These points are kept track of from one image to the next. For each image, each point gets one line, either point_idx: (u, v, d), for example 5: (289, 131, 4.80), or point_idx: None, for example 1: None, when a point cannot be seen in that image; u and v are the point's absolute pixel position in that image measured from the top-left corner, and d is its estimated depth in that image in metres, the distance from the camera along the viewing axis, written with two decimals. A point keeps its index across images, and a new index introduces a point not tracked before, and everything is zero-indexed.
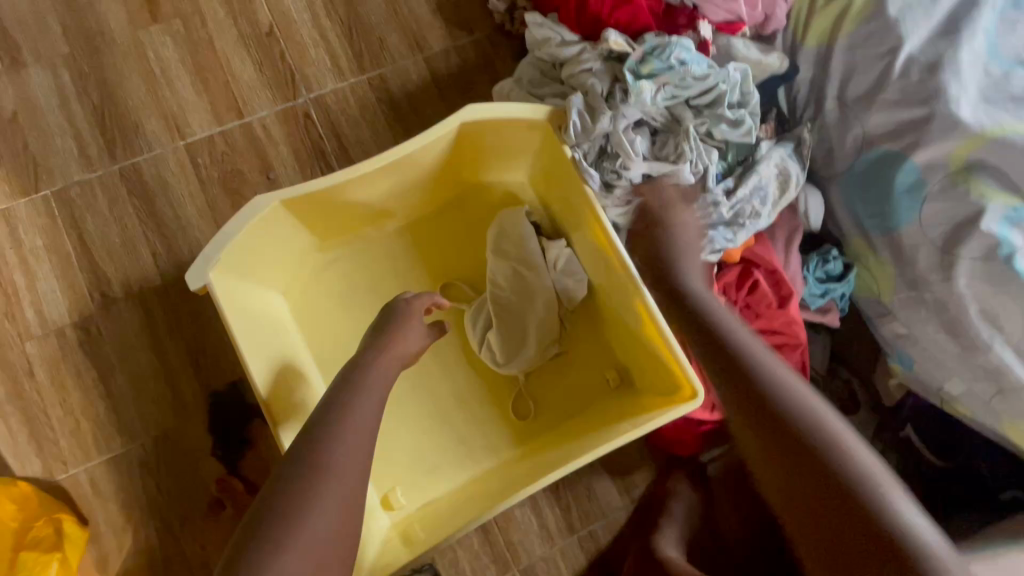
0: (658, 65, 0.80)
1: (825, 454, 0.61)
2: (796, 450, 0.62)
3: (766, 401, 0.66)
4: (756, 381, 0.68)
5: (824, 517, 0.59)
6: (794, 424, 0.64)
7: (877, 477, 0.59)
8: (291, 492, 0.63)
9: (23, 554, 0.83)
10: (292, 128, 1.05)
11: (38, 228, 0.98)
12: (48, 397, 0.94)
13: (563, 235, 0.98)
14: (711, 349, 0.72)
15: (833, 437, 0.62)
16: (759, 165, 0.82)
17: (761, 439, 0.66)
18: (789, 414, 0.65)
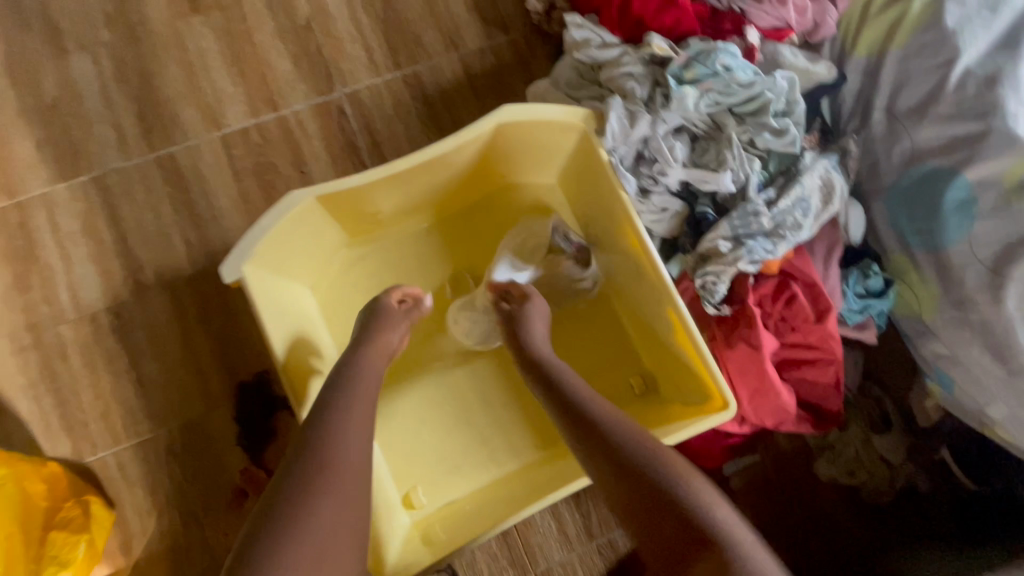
0: (702, 71, 0.79)
1: (687, 504, 0.58)
2: (664, 508, 0.59)
3: (632, 463, 0.63)
4: (620, 446, 0.65)
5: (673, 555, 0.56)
6: (654, 481, 0.61)
7: (732, 528, 0.56)
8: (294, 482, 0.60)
9: (53, 533, 0.84)
10: (326, 122, 1.05)
11: (75, 213, 1.00)
12: (80, 379, 0.95)
13: (591, 238, 0.96)
14: (590, 420, 0.69)
15: (697, 492, 0.59)
16: (803, 175, 0.79)
17: (621, 486, 0.62)
18: (652, 471, 0.62)
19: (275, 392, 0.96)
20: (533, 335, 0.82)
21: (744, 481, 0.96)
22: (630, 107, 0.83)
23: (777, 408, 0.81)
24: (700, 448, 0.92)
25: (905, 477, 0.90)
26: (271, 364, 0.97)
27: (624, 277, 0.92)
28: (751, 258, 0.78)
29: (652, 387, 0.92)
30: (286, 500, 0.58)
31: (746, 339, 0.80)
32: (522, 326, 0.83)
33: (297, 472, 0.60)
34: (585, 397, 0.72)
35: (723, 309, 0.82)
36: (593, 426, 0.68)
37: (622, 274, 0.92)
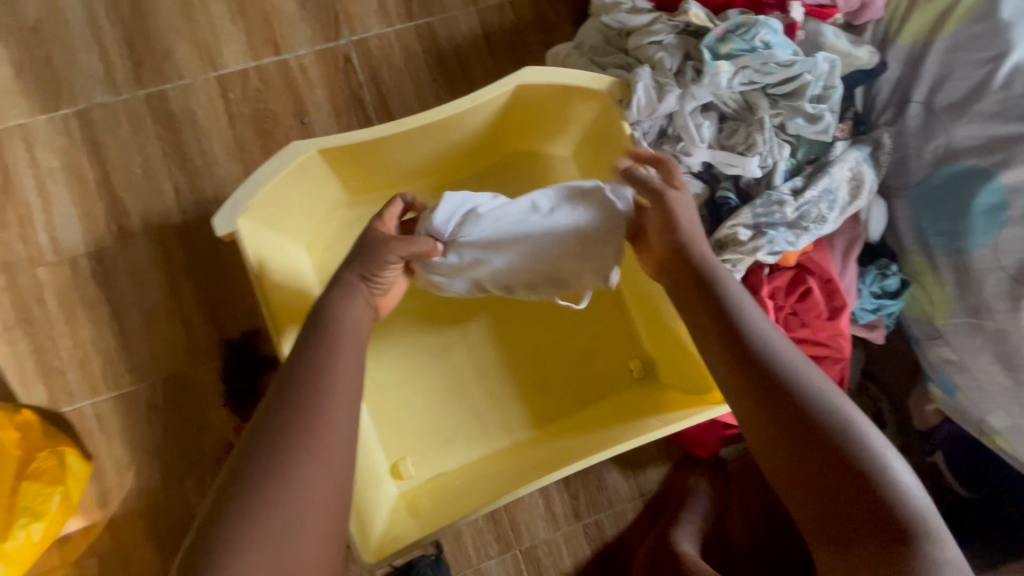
0: (739, 46, 0.73)
1: (833, 420, 0.54)
2: (800, 420, 0.55)
3: (766, 366, 0.59)
4: (762, 352, 0.60)
5: (805, 457, 0.53)
6: (793, 389, 0.57)
7: (884, 454, 0.53)
8: (276, 450, 0.53)
9: (25, 484, 0.81)
10: (331, 71, 0.99)
11: (56, 148, 0.93)
12: (58, 325, 0.90)
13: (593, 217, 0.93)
14: (724, 313, 0.64)
15: (847, 416, 0.55)
16: (832, 166, 0.76)
17: (757, 391, 0.58)
18: (787, 377, 0.58)
19: (265, 352, 0.92)
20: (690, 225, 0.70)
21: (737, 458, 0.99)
22: (659, 78, 0.78)
23: None
24: (697, 437, 0.94)
25: None
26: (262, 323, 0.93)
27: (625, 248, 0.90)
28: (771, 249, 0.74)
29: (651, 372, 0.95)
30: (262, 464, 0.52)
31: None
32: (682, 211, 0.71)
33: (279, 425, 0.55)
34: (724, 286, 0.66)
35: None
36: (730, 323, 0.63)
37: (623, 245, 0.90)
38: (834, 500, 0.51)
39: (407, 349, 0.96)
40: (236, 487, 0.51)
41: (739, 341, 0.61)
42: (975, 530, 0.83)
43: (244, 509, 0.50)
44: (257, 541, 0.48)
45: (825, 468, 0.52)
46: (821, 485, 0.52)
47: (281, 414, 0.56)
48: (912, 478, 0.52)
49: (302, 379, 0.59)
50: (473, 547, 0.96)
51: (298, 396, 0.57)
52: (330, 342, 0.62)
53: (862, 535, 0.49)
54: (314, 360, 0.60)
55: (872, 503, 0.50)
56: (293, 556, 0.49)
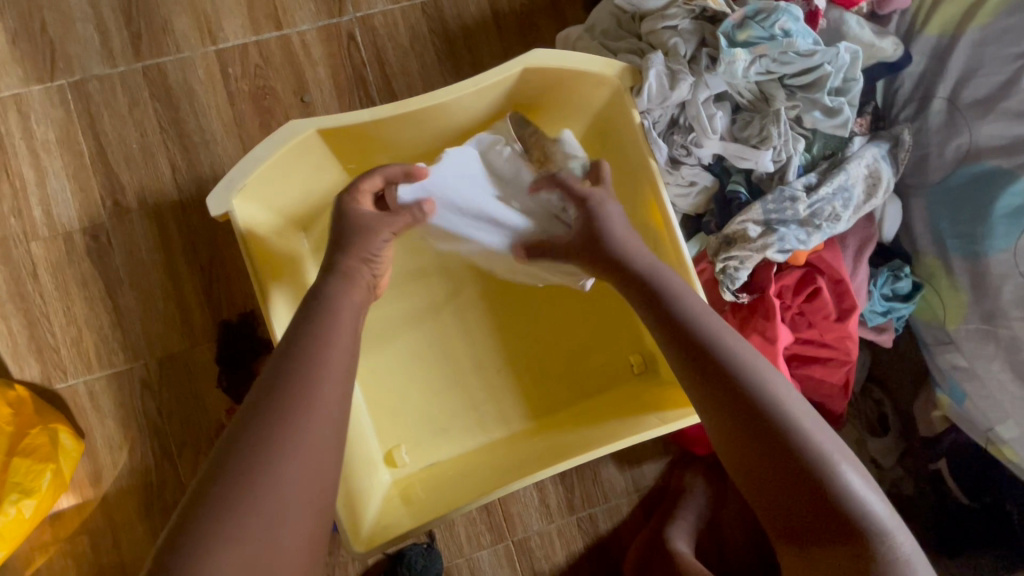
0: (758, 33, 0.70)
1: (782, 419, 0.53)
2: (751, 421, 0.54)
3: (716, 365, 0.57)
4: (709, 353, 0.58)
5: (756, 457, 0.53)
6: (743, 388, 0.55)
7: (834, 452, 0.52)
8: (259, 441, 0.51)
9: (16, 460, 0.81)
10: (334, 48, 0.96)
11: (51, 120, 0.91)
12: (52, 302, 0.89)
13: None
14: (670, 316, 0.62)
15: (796, 417, 0.53)
16: (848, 163, 0.73)
17: (706, 390, 0.57)
18: (737, 379, 0.56)
19: (260, 334, 0.91)
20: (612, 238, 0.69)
21: None
22: (673, 64, 0.75)
23: None
24: (696, 434, 0.93)
25: (891, 482, 0.90)
26: (258, 305, 0.92)
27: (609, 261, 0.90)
28: (781, 247, 0.72)
29: (651, 367, 0.91)
30: (244, 456, 0.50)
31: (761, 331, 0.76)
32: (594, 216, 0.70)
33: (265, 415, 0.53)
34: (668, 287, 0.64)
35: (740, 297, 0.77)
36: (676, 325, 0.61)
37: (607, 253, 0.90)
38: (785, 500, 0.51)
39: (404, 337, 0.94)
40: (217, 479, 0.49)
41: (688, 337, 0.59)
42: (975, 539, 0.81)
43: (223, 504, 0.48)
44: (236, 539, 0.47)
45: (777, 470, 0.52)
46: (776, 488, 0.52)
47: (267, 401, 0.54)
48: (861, 474, 0.51)
49: (293, 364, 0.56)
50: (465, 537, 0.96)
51: (288, 385, 0.55)
52: (328, 330, 0.60)
53: (814, 535, 0.49)
54: (308, 345, 0.58)
55: (822, 505, 0.50)
56: (275, 552, 0.48)
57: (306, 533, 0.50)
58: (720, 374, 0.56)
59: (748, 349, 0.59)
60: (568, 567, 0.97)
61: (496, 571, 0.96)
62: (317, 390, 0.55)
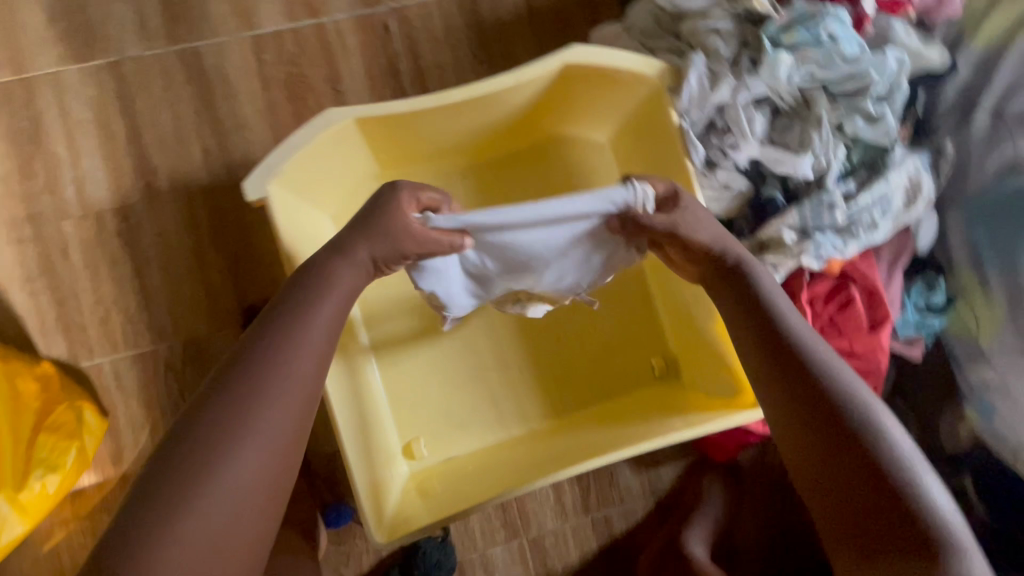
0: (804, 37, 0.70)
1: (866, 423, 0.53)
2: (833, 420, 0.53)
3: (804, 362, 0.57)
4: (799, 352, 0.57)
5: (832, 456, 0.52)
6: (828, 388, 0.55)
7: (915, 464, 0.51)
8: (216, 420, 0.52)
9: (42, 436, 0.81)
10: (369, 38, 0.96)
11: (87, 100, 0.92)
12: (81, 280, 0.90)
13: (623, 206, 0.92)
14: (756, 309, 0.62)
15: (880, 423, 0.53)
16: (890, 171, 0.72)
17: (789, 386, 0.56)
18: (825, 378, 0.55)
19: None
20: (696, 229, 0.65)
21: (753, 461, 0.97)
22: (714, 66, 0.74)
23: None
24: (717, 441, 0.92)
25: None
26: (284, 293, 0.92)
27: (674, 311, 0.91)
28: (818, 254, 0.71)
29: (673, 370, 0.93)
30: (201, 432, 0.51)
31: None
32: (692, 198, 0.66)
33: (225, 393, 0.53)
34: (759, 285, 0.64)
35: None
36: (762, 316, 0.61)
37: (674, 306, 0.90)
38: (857, 501, 0.50)
39: (428, 330, 0.94)
40: (168, 458, 0.50)
41: (775, 334, 0.60)
42: (998, 558, 0.80)
43: (172, 486, 0.48)
44: (187, 517, 0.48)
45: (853, 470, 0.51)
46: (845, 488, 0.51)
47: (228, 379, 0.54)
48: (941, 489, 0.51)
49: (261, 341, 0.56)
50: (480, 532, 0.96)
51: (250, 368, 0.54)
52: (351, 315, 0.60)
53: (885, 538, 0.48)
54: (288, 323, 0.58)
55: (899, 510, 0.48)
56: (225, 530, 0.49)
57: (254, 523, 0.51)
58: (807, 371, 0.56)
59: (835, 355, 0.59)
60: (580, 567, 0.96)
61: (509, 568, 0.95)
62: (278, 372, 0.55)
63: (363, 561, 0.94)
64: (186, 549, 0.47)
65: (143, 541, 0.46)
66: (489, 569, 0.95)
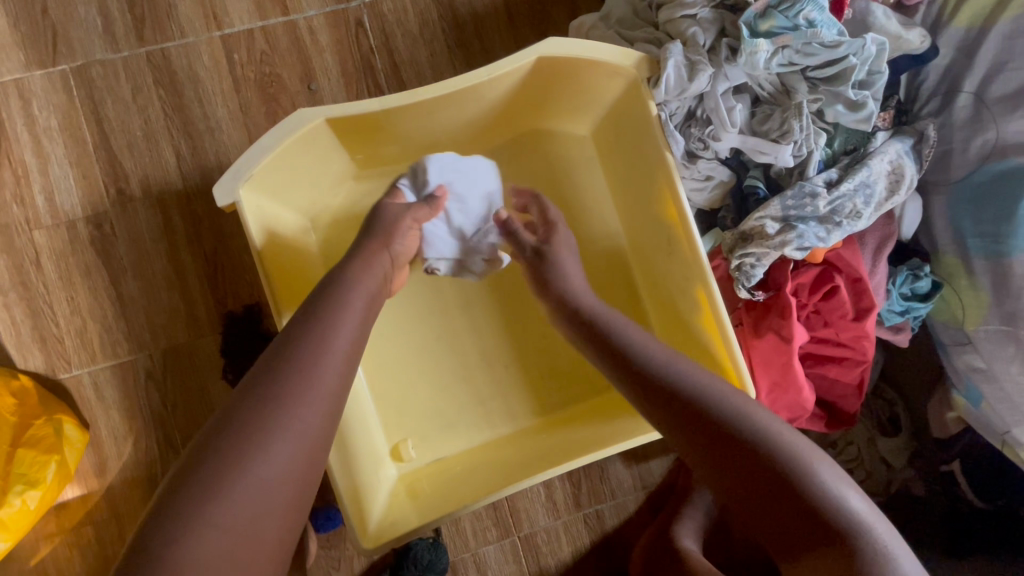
0: (781, 23, 0.68)
1: (747, 432, 0.55)
2: (718, 442, 0.56)
3: (676, 394, 0.60)
4: (668, 386, 0.61)
5: (731, 475, 0.54)
6: (706, 411, 0.58)
7: (805, 453, 0.54)
8: (240, 425, 0.51)
9: (21, 451, 0.80)
10: (342, 34, 0.94)
11: (53, 106, 0.89)
12: (55, 291, 0.88)
13: (608, 198, 0.92)
14: (619, 351, 0.67)
15: (761, 426, 0.56)
16: (870, 159, 0.71)
17: (671, 421, 0.59)
18: (698, 403, 0.58)
19: (266, 327, 0.90)
20: (568, 272, 0.76)
21: None
22: (691, 55, 0.72)
23: (795, 404, 0.76)
24: None
25: (901, 482, 0.90)
26: (263, 297, 0.90)
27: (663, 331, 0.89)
28: (801, 244, 0.70)
29: None
30: (228, 439, 0.50)
31: (775, 330, 0.75)
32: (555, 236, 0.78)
33: (253, 400, 0.52)
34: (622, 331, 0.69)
35: (755, 295, 0.75)
36: (626, 359, 0.65)
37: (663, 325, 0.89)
38: (770, 512, 0.52)
39: (413, 331, 0.93)
40: (199, 461, 0.49)
41: (645, 376, 0.63)
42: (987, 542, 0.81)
43: (206, 482, 0.48)
44: (211, 523, 0.46)
45: (752, 483, 0.53)
46: (754, 498, 0.53)
47: (256, 386, 0.54)
48: (834, 471, 0.53)
49: (291, 350, 0.56)
50: (472, 532, 0.95)
51: (291, 372, 0.55)
52: (333, 322, 0.60)
53: (805, 541, 0.50)
54: (311, 333, 0.58)
55: (805, 508, 0.51)
56: (252, 537, 0.48)
57: (280, 529, 0.50)
58: (681, 403, 0.59)
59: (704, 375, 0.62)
60: (573, 563, 0.96)
61: (502, 566, 0.95)
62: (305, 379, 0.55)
63: (354, 565, 0.93)
64: (211, 558, 0.45)
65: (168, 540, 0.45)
66: (482, 568, 0.95)
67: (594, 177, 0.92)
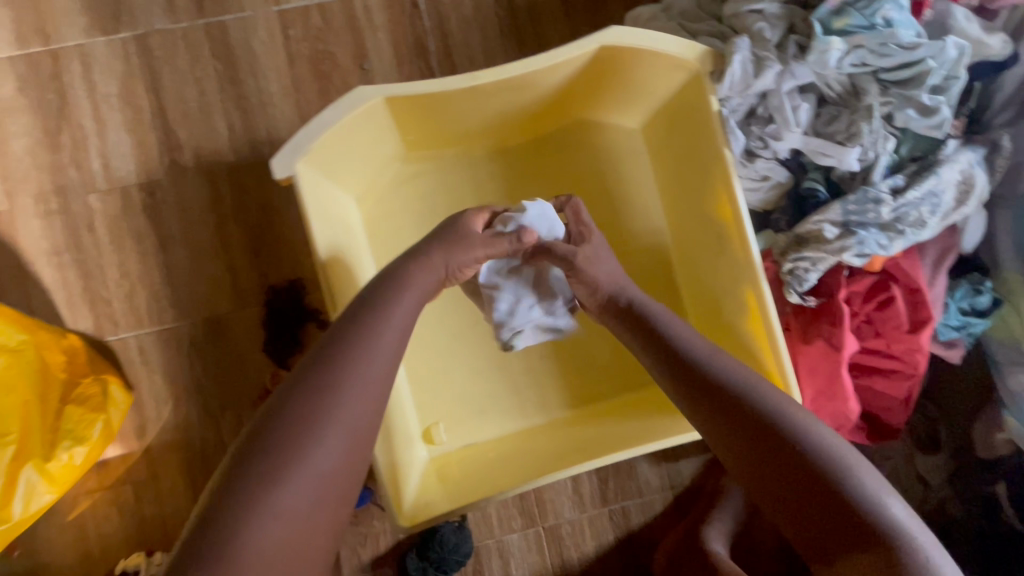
0: (857, 21, 0.66)
1: (788, 430, 0.55)
2: (757, 438, 0.55)
3: (716, 386, 0.60)
4: (709, 377, 0.60)
5: (769, 472, 0.54)
6: (746, 406, 0.57)
7: (846, 455, 0.53)
8: (295, 416, 0.52)
9: (69, 408, 0.81)
10: (397, 15, 0.94)
11: (113, 73, 0.91)
12: (107, 255, 0.90)
13: (655, 192, 0.90)
14: (663, 343, 0.65)
15: (801, 425, 0.55)
16: (941, 167, 0.68)
17: (710, 411, 0.59)
18: (737, 396, 0.58)
19: (307, 303, 0.91)
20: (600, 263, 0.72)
21: None
22: (759, 50, 0.71)
23: (840, 414, 0.75)
24: None
25: (936, 501, 0.88)
26: (306, 273, 0.91)
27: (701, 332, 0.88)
28: (860, 251, 0.68)
29: None
30: (283, 428, 0.52)
31: (825, 337, 0.73)
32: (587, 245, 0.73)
33: (307, 390, 0.54)
34: (658, 319, 0.67)
35: (807, 299, 0.74)
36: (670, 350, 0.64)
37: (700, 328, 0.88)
38: (805, 512, 0.52)
39: (451, 315, 0.93)
40: (258, 448, 0.51)
41: (685, 365, 0.62)
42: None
43: (268, 471, 0.50)
44: (273, 512, 0.49)
45: (790, 481, 0.53)
46: (789, 498, 0.53)
47: (305, 378, 0.55)
48: (875, 476, 0.52)
49: (340, 338, 0.58)
50: (497, 519, 0.96)
51: (338, 365, 0.56)
52: (369, 306, 0.62)
53: (840, 543, 0.49)
54: (359, 319, 0.60)
55: (842, 511, 0.50)
56: (309, 524, 0.51)
57: (333, 513, 0.53)
58: (721, 395, 0.59)
59: (746, 369, 0.61)
60: (596, 557, 0.96)
61: (525, 555, 0.95)
62: (358, 369, 0.56)
63: (380, 543, 0.94)
64: (270, 546, 0.48)
65: (230, 531, 0.47)
66: (505, 557, 0.95)
67: (642, 172, 0.90)
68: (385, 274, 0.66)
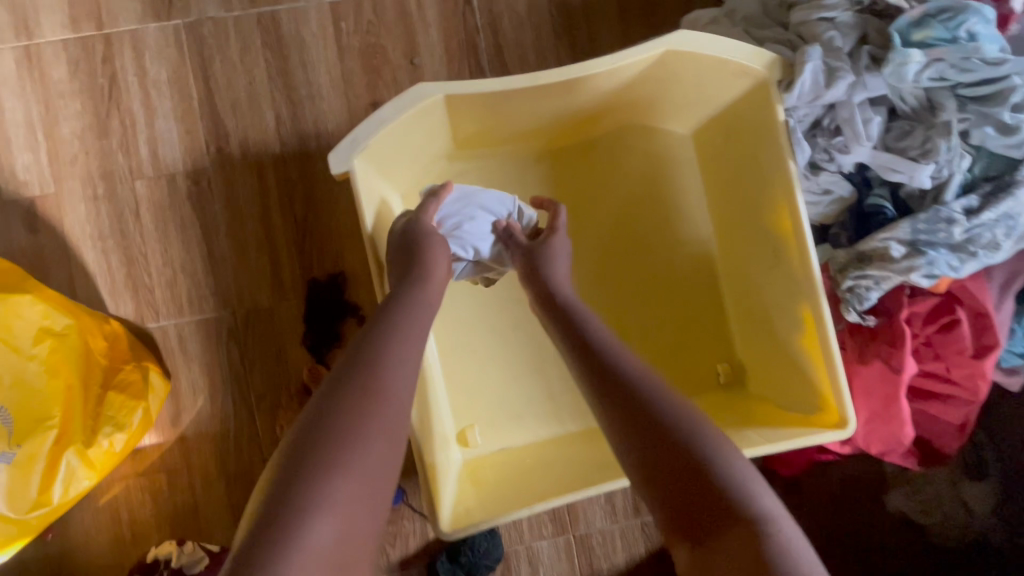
0: (938, 34, 0.64)
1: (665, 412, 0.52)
2: (634, 419, 0.52)
3: (610, 369, 0.57)
4: (605, 362, 0.57)
5: (646, 453, 0.50)
6: (630, 388, 0.54)
7: (722, 442, 0.50)
8: (346, 409, 0.49)
9: (111, 394, 0.81)
10: (450, 11, 0.92)
11: (164, 60, 0.90)
12: (151, 241, 0.90)
13: (705, 201, 0.89)
14: (577, 330, 0.62)
15: (680, 409, 0.52)
16: (1019, 188, 0.66)
17: (599, 394, 0.56)
18: (624, 378, 0.55)
19: (347, 298, 0.90)
20: (552, 260, 0.70)
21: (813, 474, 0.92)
22: (831, 60, 0.68)
23: (892, 438, 0.73)
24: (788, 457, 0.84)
25: (977, 530, 0.87)
26: (348, 268, 0.91)
27: (746, 345, 0.86)
28: (930, 271, 0.66)
29: (740, 377, 0.87)
30: (337, 419, 0.48)
31: (884, 358, 0.71)
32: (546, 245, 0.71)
33: (354, 383, 0.51)
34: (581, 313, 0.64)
35: (866, 319, 0.71)
36: (582, 338, 0.61)
37: (745, 340, 0.86)
38: (675, 495, 0.47)
39: (490, 317, 0.92)
40: (312, 439, 0.46)
41: (586, 351, 0.60)
42: None
43: (319, 462, 0.45)
44: (328, 506, 0.43)
45: (661, 462, 0.49)
46: (659, 480, 0.48)
47: (348, 373, 0.52)
48: (747, 465, 0.48)
49: (386, 334, 0.56)
50: (527, 525, 0.94)
51: (388, 358, 0.53)
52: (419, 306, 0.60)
53: (706, 526, 0.45)
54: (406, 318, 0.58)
55: (709, 493, 0.46)
56: (354, 521, 0.44)
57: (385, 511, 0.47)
58: (611, 377, 0.56)
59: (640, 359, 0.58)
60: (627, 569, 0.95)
61: (554, 564, 0.94)
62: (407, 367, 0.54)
63: (409, 544, 0.93)
64: (322, 547, 0.41)
65: (289, 529, 0.41)
66: (534, 563, 0.94)
67: (691, 180, 0.89)
68: (438, 274, 0.65)
